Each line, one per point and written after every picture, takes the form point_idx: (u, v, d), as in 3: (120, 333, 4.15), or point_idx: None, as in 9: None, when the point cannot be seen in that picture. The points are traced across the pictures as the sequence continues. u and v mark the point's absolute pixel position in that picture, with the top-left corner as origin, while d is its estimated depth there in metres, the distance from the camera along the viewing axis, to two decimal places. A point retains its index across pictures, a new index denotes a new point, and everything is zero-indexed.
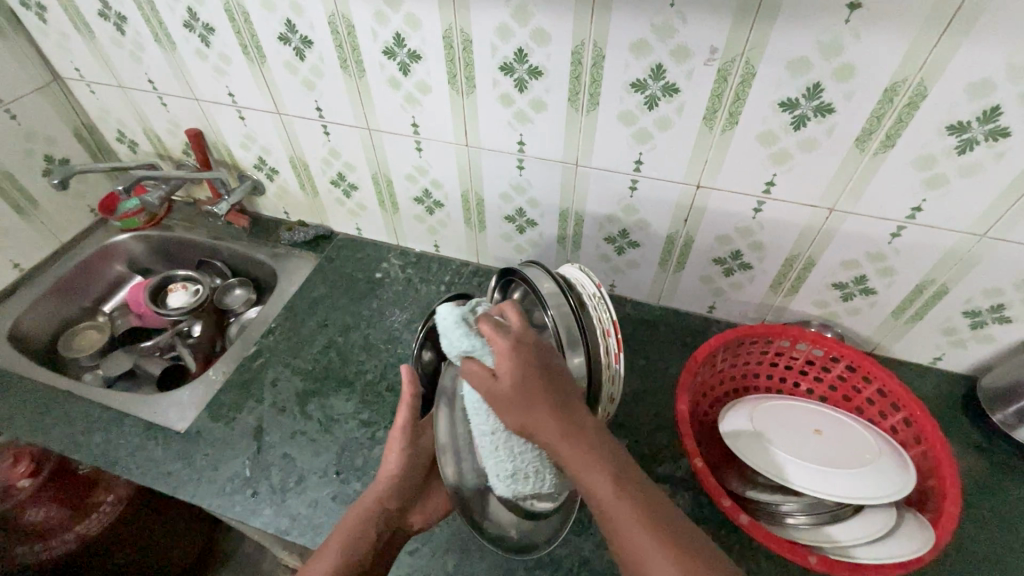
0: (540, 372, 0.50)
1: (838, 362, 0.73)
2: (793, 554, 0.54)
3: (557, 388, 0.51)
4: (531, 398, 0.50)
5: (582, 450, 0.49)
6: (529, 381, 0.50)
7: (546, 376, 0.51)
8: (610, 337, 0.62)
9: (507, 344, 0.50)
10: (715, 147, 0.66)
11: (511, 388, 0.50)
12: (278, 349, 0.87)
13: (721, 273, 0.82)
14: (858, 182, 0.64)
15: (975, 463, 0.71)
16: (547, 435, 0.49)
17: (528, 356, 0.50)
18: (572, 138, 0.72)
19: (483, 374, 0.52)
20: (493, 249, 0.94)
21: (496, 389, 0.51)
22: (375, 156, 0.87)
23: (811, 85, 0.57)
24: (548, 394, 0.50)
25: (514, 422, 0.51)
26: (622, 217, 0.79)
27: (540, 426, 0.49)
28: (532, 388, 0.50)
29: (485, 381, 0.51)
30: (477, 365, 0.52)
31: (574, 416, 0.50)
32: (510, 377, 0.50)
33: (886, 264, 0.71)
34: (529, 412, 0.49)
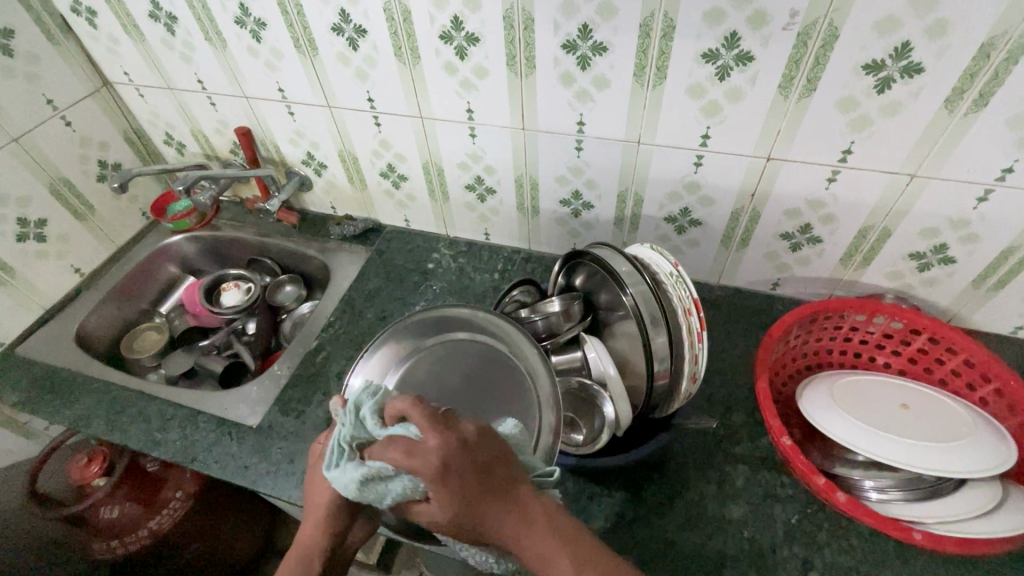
0: (478, 487, 0.42)
1: (919, 335, 0.71)
2: (892, 531, 0.54)
3: (501, 498, 0.42)
4: (466, 501, 0.41)
5: (554, 567, 0.41)
6: (463, 488, 0.41)
7: (484, 485, 0.42)
8: (692, 315, 0.61)
9: (432, 453, 0.41)
10: (789, 117, 0.64)
11: (450, 505, 0.41)
12: (339, 343, 0.87)
13: (787, 249, 0.80)
14: (945, 145, 0.61)
15: None
16: (527, 552, 0.42)
17: (456, 452, 0.42)
18: (635, 115, 0.70)
19: (423, 506, 0.44)
20: (546, 235, 0.93)
21: (437, 517, 0.42)
22: (427, 144, 0.86)
23: (899, 44, 0.55)
24: (491, 501, 0.42)
25: (450, 524, 0.42)
26: (685, 194, 0.78)
27: (487, 522, 0.42)
28: (472, 500, 0.41)
29: (417, 485, 0.41)
30: (395, 450, 0.41)
31: (510, 496, 0.43)
32: (447, 508, 0.41)
33: (969, 231, 0.68)
34: (470, 523, 0.42)
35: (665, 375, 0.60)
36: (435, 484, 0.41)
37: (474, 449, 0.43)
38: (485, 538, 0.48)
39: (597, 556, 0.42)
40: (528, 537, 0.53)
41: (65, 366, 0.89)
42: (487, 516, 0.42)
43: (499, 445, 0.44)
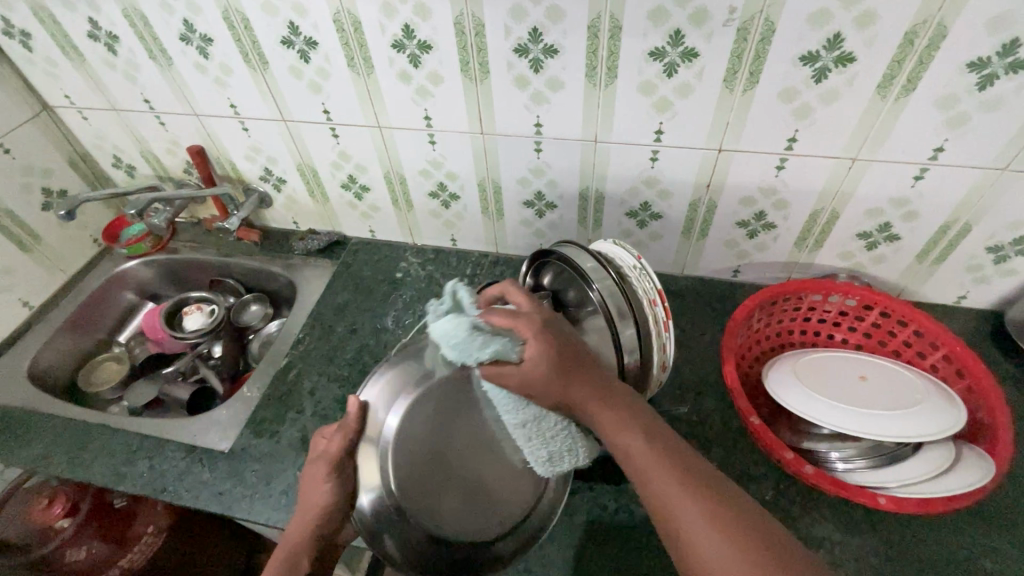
0: (561, 355, 0.52)
1: (871, 310, 0.75)
2: (859, 497, 0.56)
3: (589, 367, 0.53)
4: (563, 372, 0.52)
5: (613, 419, 0.51)
6: (561, 356, 0.52)
7: (574, 355, 0.53)
8: (657, 305, 0.62)
9: (529, 322, 0.54)
10: (736, 109, 0.67)
11: (541, 375, 0.52)
12: (310, 359, 0.86)
13: (744, 236, 0.83)
14: (881, 129, 0.65)
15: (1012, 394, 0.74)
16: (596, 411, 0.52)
17: (547, 329, 0.54)
18: (590, 114, 0.72)
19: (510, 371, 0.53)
20: (513, 237, 0.94)
21: (529, 368, 0.52)
22: (387, 153, 0.86)
23: (832, 36, 0.58)
24: (577, 370, 0.53)
25: (550, 399, 0.53)
26: (644, 189, 0.80)
27: (578, 400, 0.52)
28: (564, 364, 0.52)
29: (518, 376, 0.53)
30: (500, 314, 0.54)
31: (599, 376, 0.54)
32: (537, 358, 0.52)
33: (910, 208, 0.72)
34: (558, 382, 0.52)
35: (635, 366, 0.61)
36: (530, 338, 0.52)
37: (562, 333, 0.54)
38: (558, 427, 0.56)
39: (631, 412, 0.52)
40: (578, 455, 0.59)
41: (19, 405, 0.85)
42: (574, 380, 0.52)
43: (570, 335, 0.55)
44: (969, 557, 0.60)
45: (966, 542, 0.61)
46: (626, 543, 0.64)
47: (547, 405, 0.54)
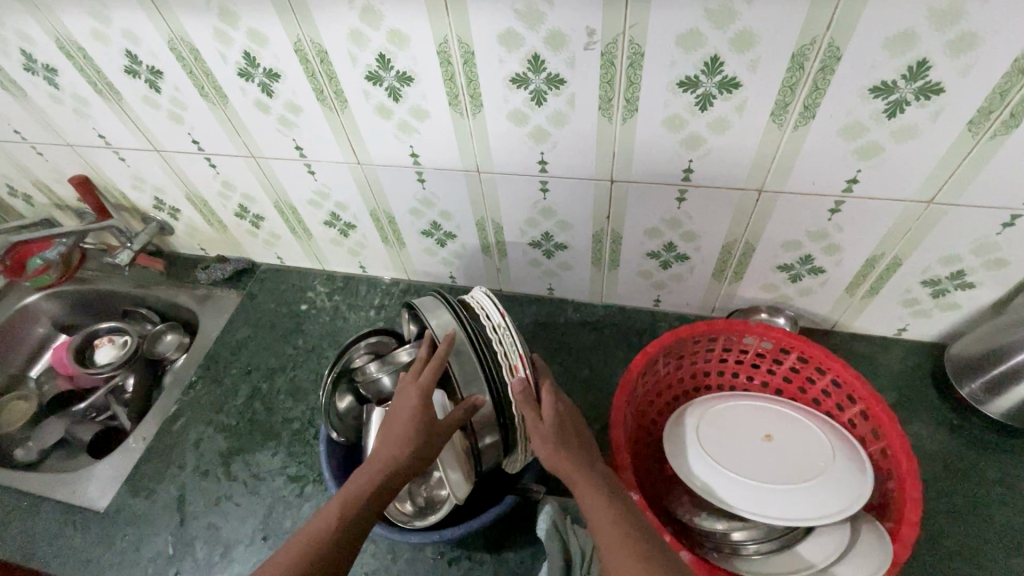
0: (562, 423, 0.54)
1: (789, 354, 0.67)
2: None
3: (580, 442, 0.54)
4: (564, 443, 0.52)
5: (595, 490, 0.49)
6: (562, 426, 0.54)
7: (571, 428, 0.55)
8: (519, 372, 0.57)
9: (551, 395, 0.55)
10: (620, 138, 0.58)
11: (546, 427, 0.53)
12: (199, 405, 0.81)
13: (658, 267, 0.75)
14: (784, 158, 0.56)
15: (945, 444, 0.67)
16: (585, 488, 0.50)
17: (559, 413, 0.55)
18: (465, 144, 0.64)
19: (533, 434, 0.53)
20: (420, 265, 0.87)
21: (541, 429, 0.53)
22: (270, 183, 0.79)
23: (709, 59, 0.49)
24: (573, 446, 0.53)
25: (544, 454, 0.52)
26: (541, 220, 0.72)
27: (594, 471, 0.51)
28: (568, 443, 0.53)
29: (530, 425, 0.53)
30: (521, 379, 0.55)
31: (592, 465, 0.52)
32: (548, 420, 0.53)
33: (831, 242, 0.64)
34: (562, 458, 0.52)
35: (490, 438, 0.57)
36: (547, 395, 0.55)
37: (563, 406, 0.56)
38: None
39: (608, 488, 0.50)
40: None
41: None
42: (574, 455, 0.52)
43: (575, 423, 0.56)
44: None
45: None
46: None
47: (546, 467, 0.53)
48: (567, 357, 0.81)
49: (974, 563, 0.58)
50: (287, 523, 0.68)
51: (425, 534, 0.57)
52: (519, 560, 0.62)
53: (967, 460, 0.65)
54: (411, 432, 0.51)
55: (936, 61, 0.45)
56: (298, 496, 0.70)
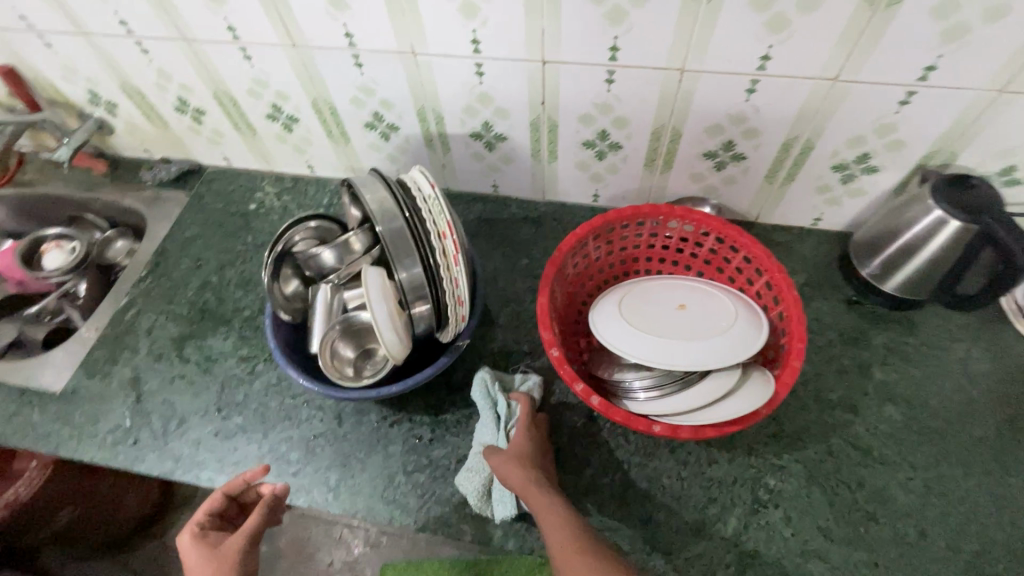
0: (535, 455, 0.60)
1: (708, 236, 0.72)
2: (637, 427, 0.56)
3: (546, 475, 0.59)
4: (533, 469, 0.58)
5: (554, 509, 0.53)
6: (533, 455, 0.59)
7: (542, 461, 0.60)
8: (447, 240, 0.59)
9: (527, 431, 0.62)
10: (547, 14, 0.59)
11: (520, 453, 0.59)
12: (151, 297, 0.83)
13: (594, 158, 0.78)
14: (702, 33, 0.58)
15: (843, 318, 0.74)
16: (547, 514, 0.52)
17: (535, 447, 0.61)
18: (397, 21, 0.64)
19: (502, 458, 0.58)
20: (367, 163, 0.89)
21: (513, 451, 0.59)
22: (206, 71, 0.77)
23: None
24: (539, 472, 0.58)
25: (513, 477, 0.56)
26: (479, 108, 0.73)
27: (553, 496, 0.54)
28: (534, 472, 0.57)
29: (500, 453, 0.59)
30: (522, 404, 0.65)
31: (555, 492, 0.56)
32: (522, 448, 0.60)
33: (749, 126, 0.67)
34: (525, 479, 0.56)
35: (422, 306, 0.61)
36: (520, 432, 0.62)
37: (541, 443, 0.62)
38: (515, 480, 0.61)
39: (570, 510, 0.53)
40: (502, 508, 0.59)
41: None
42: (534, 472, 0.57)
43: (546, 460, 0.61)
44: (755, 478, 0.62)
45: (757, 461, 0.63)
46: (433, 472, 0.65)
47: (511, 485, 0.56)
48: (509, 250, 0.85)
49: (853, 411, 0.66)
50: (240, 396, 0.72)
51: (363, 392, 0.62)
52: (455, 420, 0.68)
53: (860, 330, 0.73)
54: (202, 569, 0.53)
55: None
56: (250, 373, 0.74)
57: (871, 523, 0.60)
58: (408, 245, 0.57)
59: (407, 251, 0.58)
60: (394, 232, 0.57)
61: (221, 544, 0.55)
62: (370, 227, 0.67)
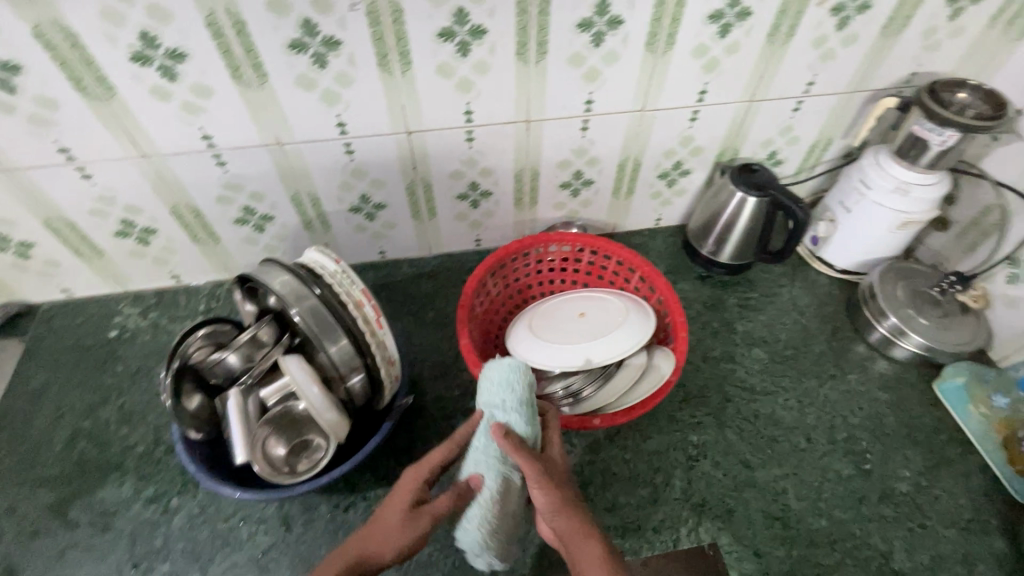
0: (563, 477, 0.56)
1: (584, 251, 0.83)
2: (582, 426, 0.63)
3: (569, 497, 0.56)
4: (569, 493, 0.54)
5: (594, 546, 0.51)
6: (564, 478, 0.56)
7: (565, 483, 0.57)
8: (365, 306, 0.61)
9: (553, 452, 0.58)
10: (404, 91, 0.67)
11: (557, 476, 0.55)
12: (3, 469, 0.69)
13: (470, 207, 0.86)
14: (537, 89, 0.70)
15: (701, 291, 0.90)
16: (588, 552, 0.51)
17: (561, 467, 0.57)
18: (259, 118, 0.66)
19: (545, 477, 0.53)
20: (243, 258, 0.85)
21: (554, 473, 0.54)
22: (33, 199, 0.70)
23: (456, 11, 0.60)
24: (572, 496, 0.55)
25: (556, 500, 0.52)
26: (355, 183, 0.77)
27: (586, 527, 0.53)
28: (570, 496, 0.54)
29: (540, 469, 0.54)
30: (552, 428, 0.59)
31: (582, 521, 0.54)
32: (557, 470, 0.55)
33: (590, 156, 0.81)
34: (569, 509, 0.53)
35: (354, 377, 0.61)
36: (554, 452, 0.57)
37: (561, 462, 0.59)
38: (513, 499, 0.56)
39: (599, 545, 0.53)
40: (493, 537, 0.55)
41: None
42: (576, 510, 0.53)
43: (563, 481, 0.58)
44: (682, 439, 0.73)
45: (679, 424, 0.74)
46: None
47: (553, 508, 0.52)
48: (412, 307, 0.88)
49: (732, 361, 0.81)
50: (159, 541, 0.64)
51: (314, 481, 0.60)
52: None
53: (716, 296, 0.89)
54: (393, 528, 0.52)
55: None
56: (164, 513, 0.66)
57: (774, 443, 0.73)
58: (329, 320, 0.58)
59: (330, 327, 0.58)
60: (312, 311, 0.57)
61: (404, 504, 0.53)
62: (273, 316, 0.66)
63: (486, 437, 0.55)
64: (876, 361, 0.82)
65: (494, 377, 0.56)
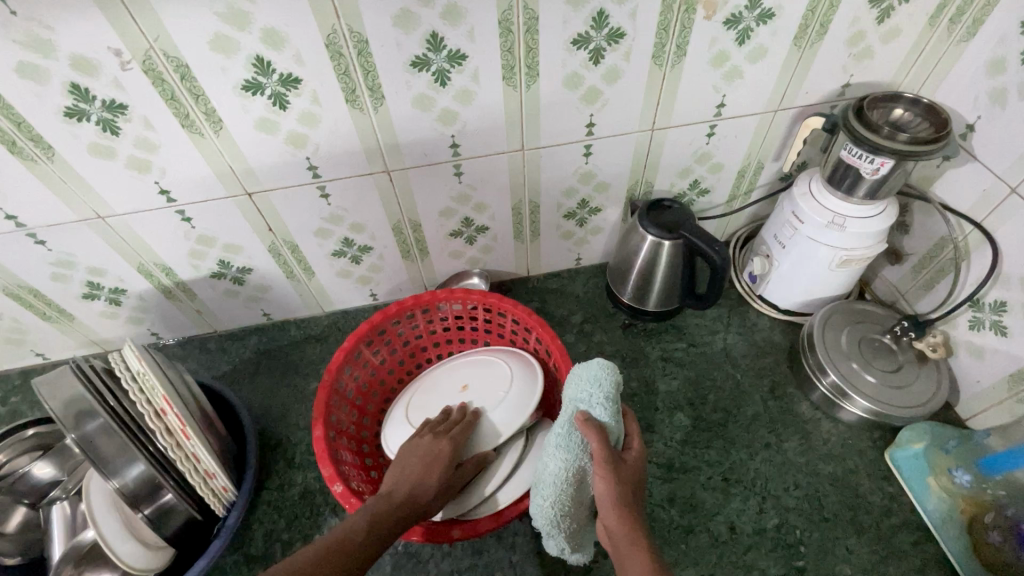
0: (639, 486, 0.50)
1: (478, 310, 0.73)
2: (436, 540, 0.55)
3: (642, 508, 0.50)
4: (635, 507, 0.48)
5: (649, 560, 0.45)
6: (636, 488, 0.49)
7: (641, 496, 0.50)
8: (168, 415, 0.51)
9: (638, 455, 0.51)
10: (226, 152, 0.58)
11: (631, 482, 0.49)
12: None
13: (352, 263, 0.76)
14: (386, 137, 0.60)
15: (623, 343, 0.79)
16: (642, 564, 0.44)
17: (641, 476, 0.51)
18: (64, 193, 0.58)
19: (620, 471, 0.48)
20: (107, 332, 0.78)
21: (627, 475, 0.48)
22: None
23: (255, 60, 0.51)
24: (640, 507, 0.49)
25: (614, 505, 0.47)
26: (206, 250, 0.69)
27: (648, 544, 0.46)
28: (635, 504, 0.48)
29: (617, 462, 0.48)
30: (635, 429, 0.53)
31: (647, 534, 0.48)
32: (631, 477, 0.49)
33: (475, 201, 0.71)
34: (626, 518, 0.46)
35: (148, 505, 0.53)
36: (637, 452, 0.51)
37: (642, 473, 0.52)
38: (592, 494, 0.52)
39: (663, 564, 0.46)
40: (557, 538, 0.52)
41: None
42: (640, 520, 0.47)
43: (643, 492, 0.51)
44: None
45: None
46: None
47: (610, 513, 0.47)
48: (297, 376, 0.79)
49: (648, 430, 0.70)
50: None
51: None
52: None
53: (638, 350, 0.78)
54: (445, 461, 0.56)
55: (444, 32, 0.52)
56: None
57: (689, 535, 0.62)
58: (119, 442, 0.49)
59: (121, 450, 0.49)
60: (97, 434, 0.48)
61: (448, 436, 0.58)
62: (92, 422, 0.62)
63: (566, 426, 0.50)
64: (821, 424, 0.70)
65: (583, 371, 0.53)
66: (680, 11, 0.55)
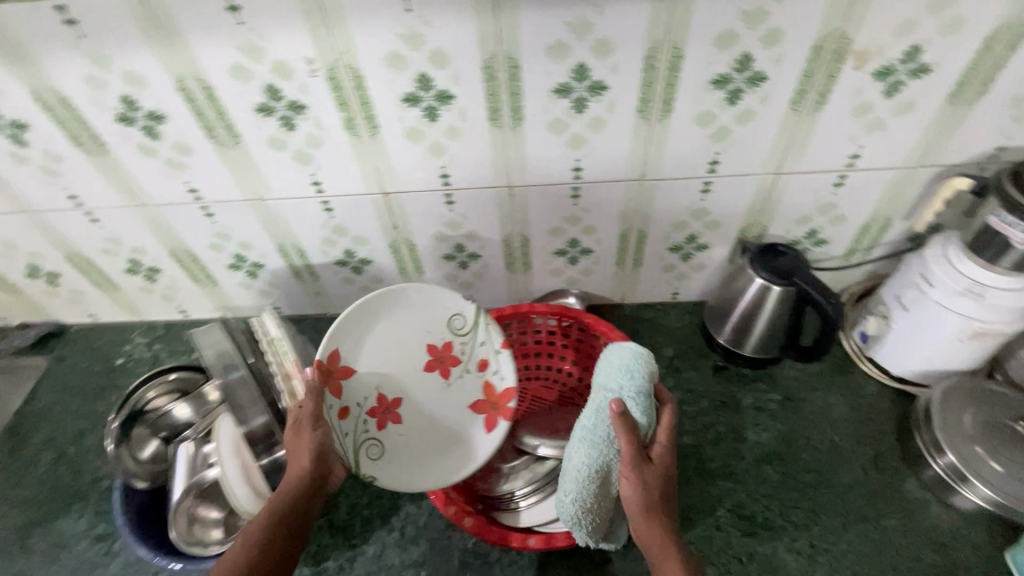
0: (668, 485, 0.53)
1: (571, 326, 0.76)
2: (511, 544, 0.57)
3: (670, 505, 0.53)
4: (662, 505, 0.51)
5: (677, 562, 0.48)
6: (665, 486, 0.52)
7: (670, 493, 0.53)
8: (293, 379, 0.57)
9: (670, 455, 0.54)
10: (375, 154, 0.64)
11: (659, 480, 0.52)
12: None
13: (459, 268, 0.81)
14: (516, 156, 0.65)
15: (713, 385, 0.77)
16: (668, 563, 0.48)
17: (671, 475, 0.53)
18: (238, 175, 0.67)
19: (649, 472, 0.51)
20: (239, 301, 0.88)
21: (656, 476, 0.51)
22: (56, 238, 0.76)
23: (419, 76, 0.57)
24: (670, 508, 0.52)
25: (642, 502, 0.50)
26: (337, 239, 0.76)
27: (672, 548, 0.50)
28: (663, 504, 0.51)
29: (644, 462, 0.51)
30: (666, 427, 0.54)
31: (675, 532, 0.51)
32: (660, 477, 0.52)
33: (585, 224, 0.74)
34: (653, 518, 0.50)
35: (266, 455, 0.60)
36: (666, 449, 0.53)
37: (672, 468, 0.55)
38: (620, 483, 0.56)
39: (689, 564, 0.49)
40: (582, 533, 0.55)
41: None
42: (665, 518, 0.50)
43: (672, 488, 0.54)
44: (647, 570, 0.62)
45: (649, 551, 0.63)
46: None
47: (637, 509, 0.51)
48: None
49: (731, 476, 0.68)
50: None
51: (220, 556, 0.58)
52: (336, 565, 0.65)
53: (728, 394, 0.76)
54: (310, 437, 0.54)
55: (591, 63, 0.55)
56: (105, 554, 0.67)
57: None
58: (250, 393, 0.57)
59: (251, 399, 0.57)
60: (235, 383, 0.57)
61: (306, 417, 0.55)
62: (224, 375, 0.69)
63: (597, 418, 0.53)
64: (928, 508, 0.65)
65: (618, 359, 0.55)
66: (828, 59, 0.55)
